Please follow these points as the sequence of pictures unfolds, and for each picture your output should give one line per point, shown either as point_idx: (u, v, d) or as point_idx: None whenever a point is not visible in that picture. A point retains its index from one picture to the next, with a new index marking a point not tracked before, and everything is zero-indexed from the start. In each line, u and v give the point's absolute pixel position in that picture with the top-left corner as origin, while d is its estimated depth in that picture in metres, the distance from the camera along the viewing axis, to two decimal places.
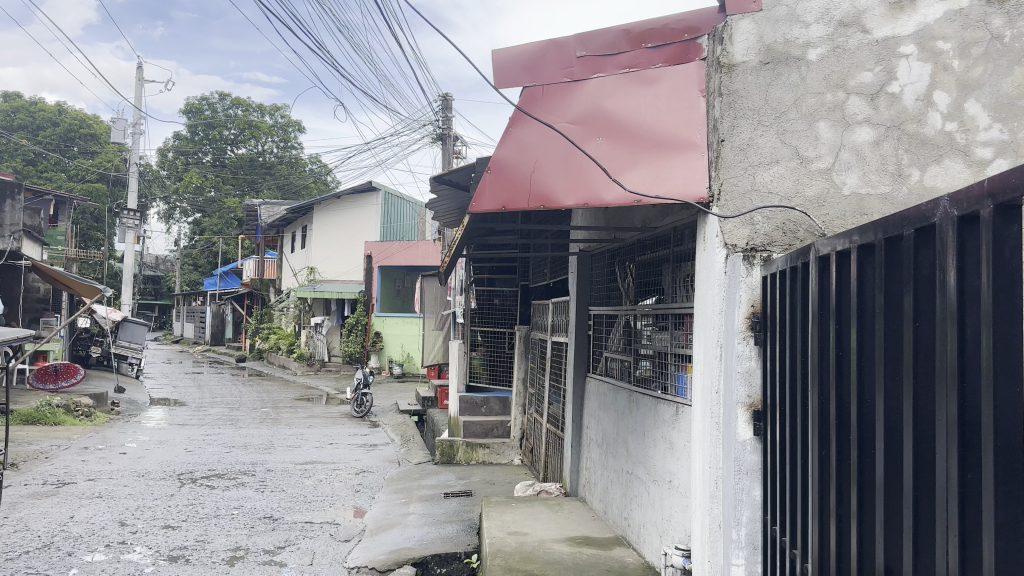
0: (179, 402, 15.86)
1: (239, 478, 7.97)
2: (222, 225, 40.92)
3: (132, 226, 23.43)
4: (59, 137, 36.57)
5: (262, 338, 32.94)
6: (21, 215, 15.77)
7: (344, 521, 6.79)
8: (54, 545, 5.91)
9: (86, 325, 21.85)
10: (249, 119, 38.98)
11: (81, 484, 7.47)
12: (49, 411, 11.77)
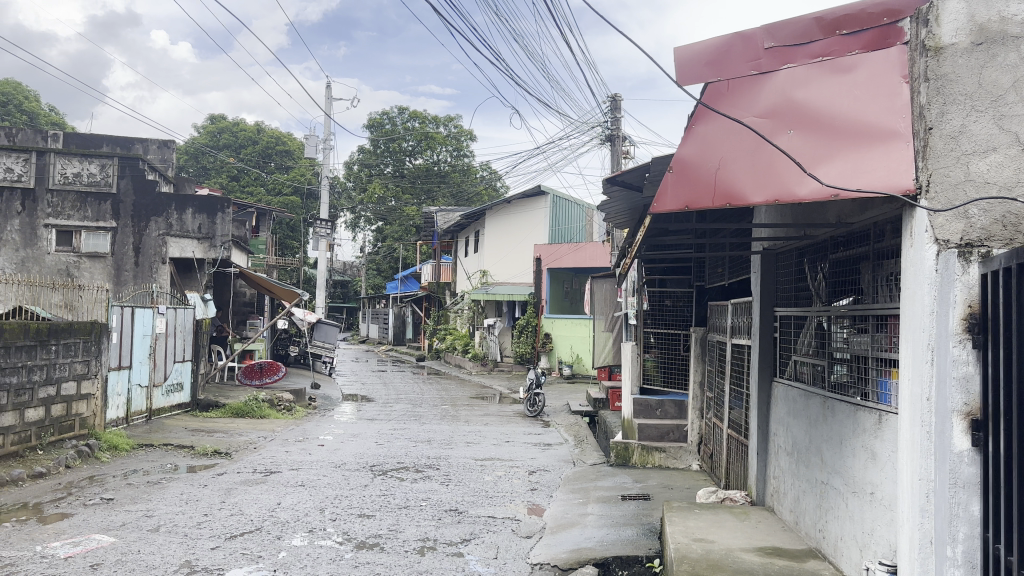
0: (367, 398, 16.87)
1: (425, 471, 8.34)
2: (403, 232, 43.00)
3: (324, 234, 25.11)
4: (259, 154, 39.86)
5: (440, 338, 34.49)
6: (229, 227, 17.19)
7: (524, 517, 6.94)
8: (264, 528, 6.43)
9: (284, 327, 23.68)
10: (424, 130, 40.73)
11: (286, 473, 8.09)
12: (257, 404, 12.86)
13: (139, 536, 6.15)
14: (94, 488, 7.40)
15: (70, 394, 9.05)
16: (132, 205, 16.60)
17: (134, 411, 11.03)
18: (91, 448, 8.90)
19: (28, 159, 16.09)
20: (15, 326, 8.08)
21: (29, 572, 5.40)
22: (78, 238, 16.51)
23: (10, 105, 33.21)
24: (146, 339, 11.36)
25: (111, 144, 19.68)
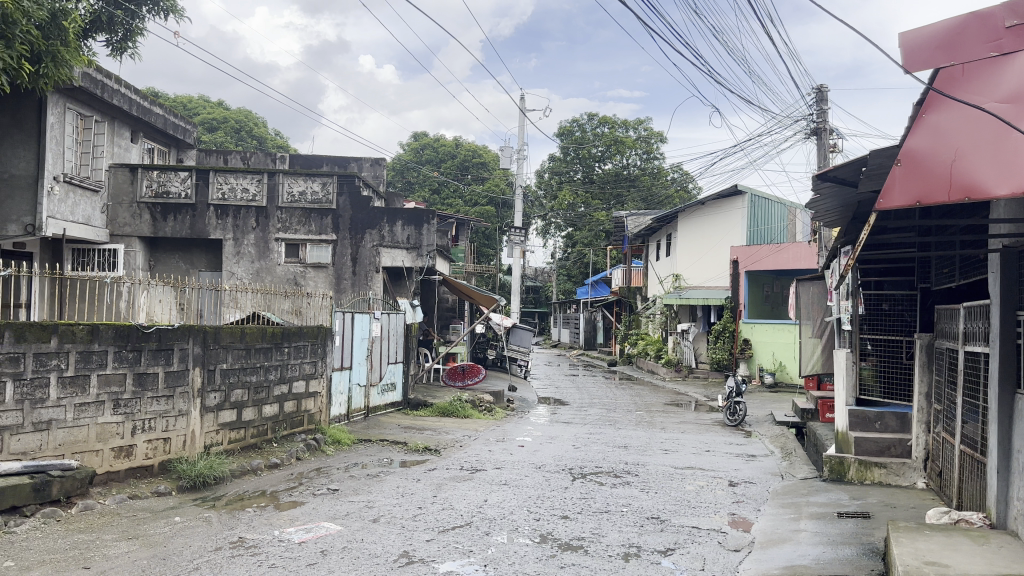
0: (561, 402, 17.15)
1: (625, 477, 8.34)
2: (593, 237, 43.31)
3: (519, 242, 25.98)
4: (457, 167, 41.63)
5: (632, 344, 34.48)
6: (435, 237, 17.45)
7: (730, 530, 6.73)
8: (473, 524, 6.68)
9: (482, 332, 24.53)
10: (614, 134, 41.23)
11: (491, 471, 8.39)
12: (461, 404, 13.41)
13: (361, 525, 6.60)
14: (321, 479, 8.06)
15: (300, 393, 10.20)
16: (350, 219, 17.08)
17: (354, 408, 11.95)
18: (318, 442, 9.85)
19: (261, 179, 16.79)
20: (254, 331, 9.19)
21: (269, 555, 5.94)
22: (304, 249, 17.04)
23: (244, 131, 36.72)
24: (363, 342, 12.23)
25: (330, 164, 21.31)
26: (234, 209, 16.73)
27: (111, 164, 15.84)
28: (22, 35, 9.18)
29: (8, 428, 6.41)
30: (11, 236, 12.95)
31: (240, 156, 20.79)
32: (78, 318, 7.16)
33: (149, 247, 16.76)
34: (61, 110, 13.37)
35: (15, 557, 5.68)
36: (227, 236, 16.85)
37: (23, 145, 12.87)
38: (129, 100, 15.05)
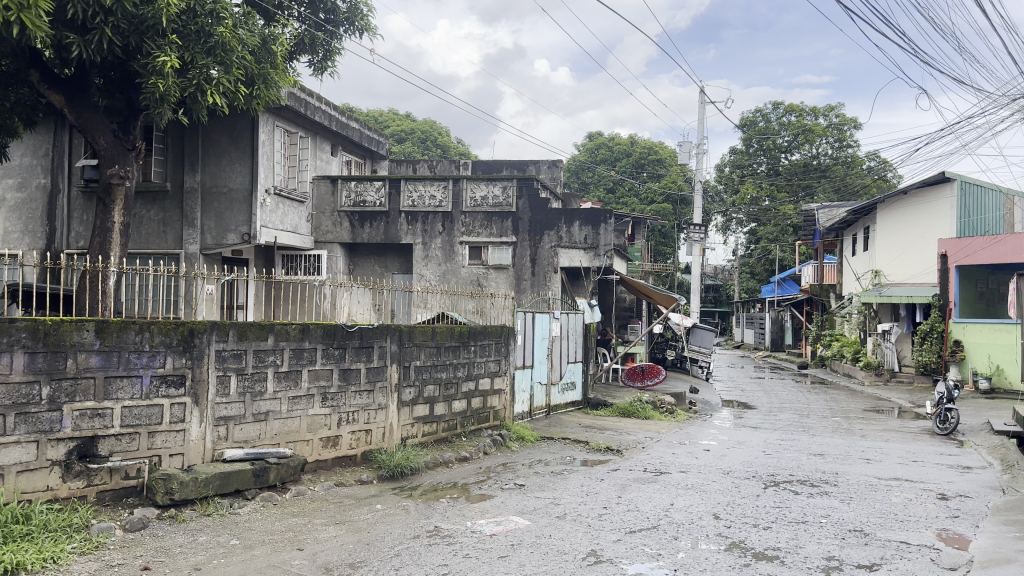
0: (749, 405, 16.57)
1: (821, 486, 7.92)
2: (778, 232, 41.51)
3: (698, 239, 25.24)
4: (633, 165, 41.08)
5: (826, 346, 32.74)
6: (613, 236, 16.89)
7: (944, 547, 6.19)
8: (660, 527, 6.59)
9: (661, 332, 24.10)
10: (802, 122, 39.84)
11: (676, 475, 8.27)
12: (641, 405, 13.23)
13: (549, 521, 6.70)
14: (508, 474, 8.28)
15: (486, 390, 10.58)
16: (529, 221, 17.13)
17: (536, 406, 12.22)
18: (504, 438, 10.16)
19: (447, 186, 17.27)
20: (444, 329, 9.63)
21: (463, 545, 6.16)
22: (487, 252, 17.32)
23: (429, 141, 38.57)
24: (544, 341, 12.46)
25: (510, 168, 21.80)
26: (422, 215, 17.35)
27: (314, 175, 17.13)
28: (238, 59, 9.90)
29: (234, 417, 7.26)
30: (229, 244, 14.19)
31: (427, 165, 21.67)
32: (291, 318, 7.86)
33: (348, 251, 17.71)
34: (270, 128, 14.53)
35: (239, 536, 6.31)
36: (417, 241, 17.49)
37: (239, 161, 14.18)
38: (328, 116, 16.24)
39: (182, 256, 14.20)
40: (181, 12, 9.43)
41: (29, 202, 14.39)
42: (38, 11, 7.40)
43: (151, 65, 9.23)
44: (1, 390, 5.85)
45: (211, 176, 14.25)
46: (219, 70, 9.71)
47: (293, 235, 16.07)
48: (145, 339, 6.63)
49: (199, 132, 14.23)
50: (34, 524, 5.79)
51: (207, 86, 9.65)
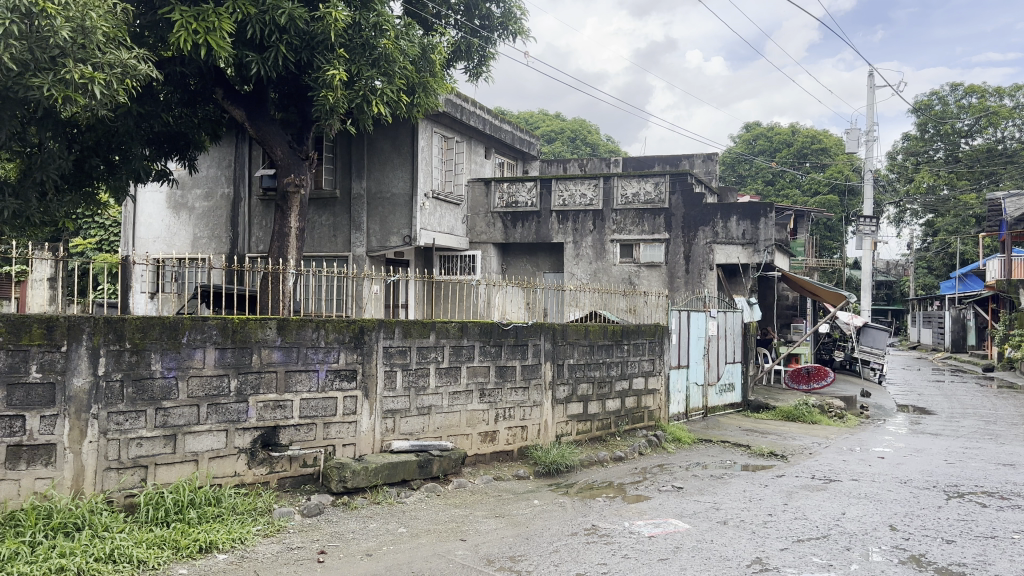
0: (927, 411, 15.46)
1: (1014, 500, 7.25)
2: (957, 224, 38.39)
3: (868, 231, 23.95)
4: (795, 155, 39.38)
5: (1015, 347, 29.97)
6: (774, 231, 16.00)
7: None
8: (831, 537, 6.27)
9: (827, 332, 22.82)
10: (985, 105, 37.25)
11: (847, 483, 7.85)
12: (808, 410, 12.68)
13: (710, 526, 6.55)
14: (664, 476, 8.17)
15: (641, 389, 10.51)
16: (682, 217, 16.53)
17: (693, 407, 12.05)
18: (660, 439, 10.05)
19: (597, 183, 16.97)
20: (597, 328, 9.65)
21: (622, 545, 6.12)
22: (638, 249, 16.89)
23: (579, 139, 38.76)
24: (700, 340, 12.22)
25: (661, 164, 21.44)
26: (574, 214, 17.08)
27: (469, 178, 17.33)
28: (401, 69, 9.40)
29: (399, 410, 7.64)
30: (392, 246, 14.61)
31: (578, 163, 21.26)
32: (449, 316, 8.18)
33: (501, 253, 17.73)
34: (429, 135, 14.92)
35: (406, 524, 6.60)
36: (568, 239, 17.26)
37: (401, 168, 14.64)
38: (482, 120, 16.61)
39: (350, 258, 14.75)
40: (347, 26, 8.99)
41: (216, 211, 15.23)
42: (224, 33, 7.99)
43: (321, 79, 8.80)
44: (196, 383, 6.52)
45: (376, 183, 14.80)
46: (383, 81, 9.21)
47: (450, 236, 16.39)
48: (321, 335, 7.11)
49: (365, 142, 14.82)
50: (224, 506, 6.40)
51: (372, 96, 9.15)
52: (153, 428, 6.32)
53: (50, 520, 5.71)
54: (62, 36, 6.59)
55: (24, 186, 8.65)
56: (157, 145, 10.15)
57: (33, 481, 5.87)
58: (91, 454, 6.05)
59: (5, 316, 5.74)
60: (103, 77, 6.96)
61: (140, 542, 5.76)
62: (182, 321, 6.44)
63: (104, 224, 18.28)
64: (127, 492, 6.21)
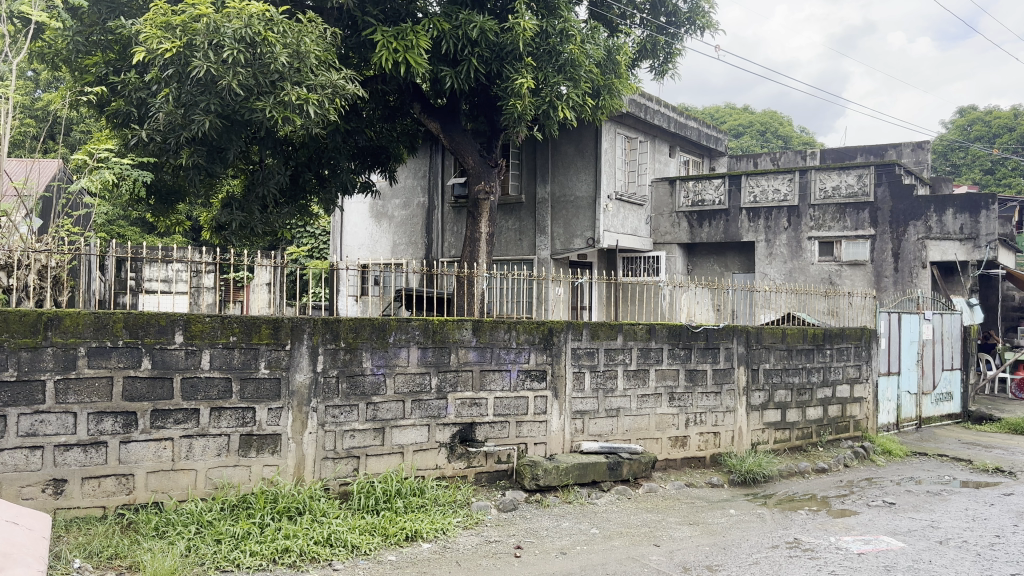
0: None
1: None
2: None
3: None
4: (1018, 141, 35.31)
5: None
6: (999, 224, 13.23)
7: None
8: None
9: None
10: None
11: None
12: None
13: (928, 546, 6.04)
14: (873, 490, 7.74)
15: (845, 397, 10.04)
16: (890, 212, 13.96)
17: (904, 417, 11.24)
18: (867, 450, 9.52)
19: (793, 176, 14.62)
20: (795, 331, 9.33)
21: (829, 562, 5.77)
22: (839, 248, 14.45)
23: (770, 131, 34.98)
24: (912, 346, 11.36)
25: (863, 155, 20.03)
26: (766, 210, 14.84)
27: (653, 178, 15.58)
28: (586, 74, 9.11)
29: (589, 412, 7.82)
30: (576, 250, 13.23)
31: (771, 158, 18.51)
32: (636, 319, 8.23)
33: (686, 253, 15.78)
34: (612, 136, 13.38)
35: (599, 525, 6.67)
36: (759, 238, 15.02)
37: (584, 172, 13.24)
38: (666, 117, 14.98)
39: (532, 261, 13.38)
40: (534, 34, 8.89)
41: (413, 218, 14.77)
42: (421, 49, 8.33)
43: (509, 88, 8.79)
44: (402, 380, 7.05)
45: (559, 185, 13.52)
46: (569, 86, 8.91)
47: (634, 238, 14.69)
48: (512, 337, 7.45)
49: (548, 144, 13.57)
50: (427, 497, 6.80)
51: (558, 102, 8.94)
52: (364, 421, 6.89)
53: (276, 504, 6.28)
54: (280, 61, 7.18)
55: (247, 200, 9.63)
56: (361, 158, 10.55)
57: (262, 468, 6.51)
58: (310, 444, 6.67)
59: (239, 318, 6.43)
60: (316, 97, 7.43)
61: (353, 528, 6.19)
62: (389, 323, 6.99)
63: (316, 232, 18.85)
64: (341, 480, 6.78)
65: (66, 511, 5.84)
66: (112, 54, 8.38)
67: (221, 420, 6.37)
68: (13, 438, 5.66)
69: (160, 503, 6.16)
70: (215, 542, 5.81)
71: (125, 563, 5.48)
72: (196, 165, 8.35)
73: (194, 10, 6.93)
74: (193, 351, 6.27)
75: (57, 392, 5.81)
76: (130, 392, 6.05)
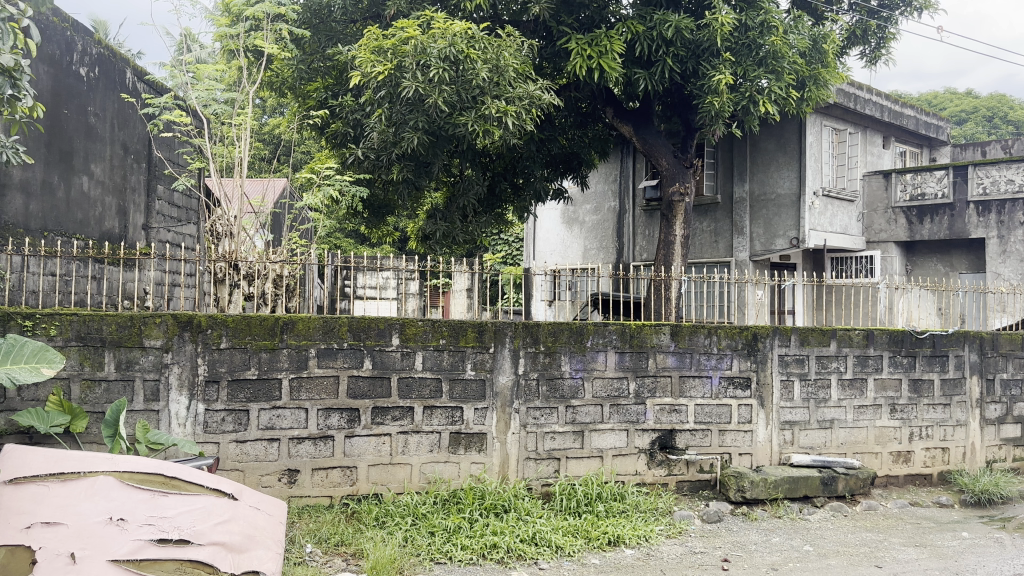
0: None
1: None
2: None
3: None
4: None
5: None
6: None
7: None
8: None
9: None
10: None
11: None
12: None
13: None
14: None
15: None
16: None
17: None
18: None
19: None
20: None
21: None
22: None
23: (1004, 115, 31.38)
24: None
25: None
26: (997, 205, 11.77)
27: (863, 172, 13.21)
28: (790, 65, 8.69)
29: (799, 422, 7.47)
30: (779, 251, 12.18)
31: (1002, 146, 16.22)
32: (852, 324, 7.84)
33: (905, 248, 13.14)
34: (818, 129, 12.17)
35: (812, 543, 6.31)
36: (991, 235, 11.94)
37: (787, 166, 12.13)
38: (881, 106, 13.06)
39: (733, 262, 12.67)
40: (733, 28, 8.65)
41: (605, 223, 14.75)
42: (615, 54, 8.34)
43: (706, 85, 8.59)
44: (600, 384, 7.05)
45: (760, 184, 12.44)
46: (771, 79, 8.58)
47: (844, 237, 12.67)
48: (713, 342, 7.26)
49: (747, 142, 12.57)
50: (629, 503, 6.74)
51: (760, 96, 8.61)
52: (564, 424, 6.96)
53: (483, 500, 6.48)
54: (481, 76, 7.48)
55: (450, 210, 10.12)
56: (554, 165, 10.68)
57: (470, 465, 6.77)
58: (514, 444, 6.84)
59: (448, 322, 6.72)
60: (514, 109, 7.63)
61: (557, 529, 6.24)
62: (587, 327, 7.01)
63: (509, 239, 19.39)
64: (544, 481, 6.89)
65: (298, 499, 6.36)
66: (330, 80, 9.20)
67: (433, 417, 6.68)
68: (254, 430, 6.27)
69: (380, 495, 6.56)
70: (429, 534, 6.08)
71: (350, 550, 5.85)
72: (405, 179, 8.87)
73: (403, 34, 7.44)
74: (407, 352, 6.63)
75: (291, 389, 6.36)
76: (352, 390, 6.51)
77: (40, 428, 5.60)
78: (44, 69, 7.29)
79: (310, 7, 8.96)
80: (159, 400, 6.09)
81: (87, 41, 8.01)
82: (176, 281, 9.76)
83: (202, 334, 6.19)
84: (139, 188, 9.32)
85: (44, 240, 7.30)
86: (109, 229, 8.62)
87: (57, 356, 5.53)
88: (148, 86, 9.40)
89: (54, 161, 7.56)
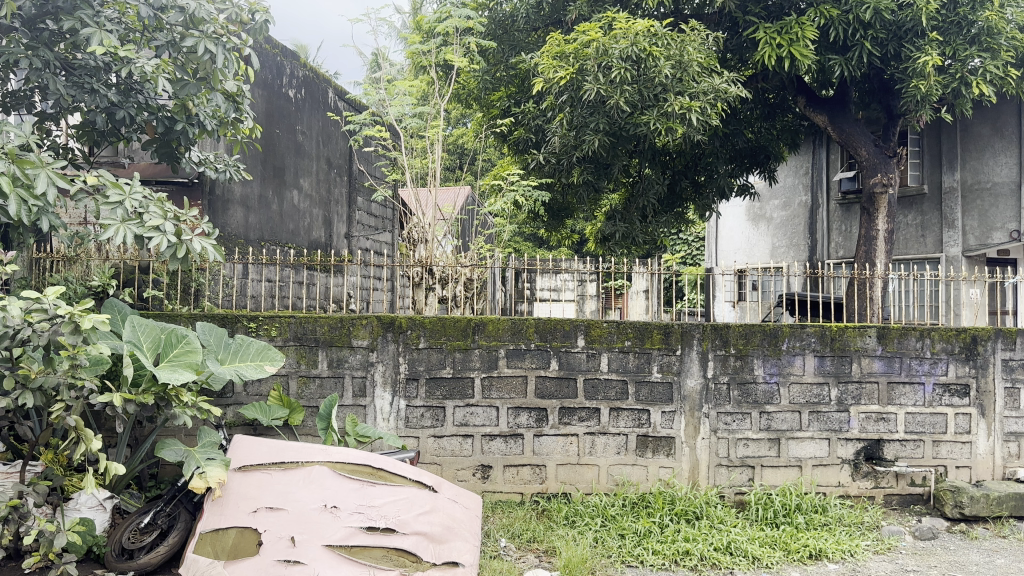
0: None
1: None
2: None
3: None
4: None
5: None
6: None
7: None
8: None
9: None
10: None
11: None
12: None
13: None
14: None
15: None
16: None
17: None
18: None
19: None
20: None
21: None
22: None
23: None
24: None
25: None
26: None
27: None
28: (1008, 41, 8.00)
29: None
30: (997, 245, 11.13)
31: None
32: None
33: None
34: None
35: None
36: None
37: (1006, 152, 11.08)
38: None
39: (941, 259, 11.76)
40: (941, 5, 8.05)
41: (794, 219, 14.14)
42: (806, 41, 7.94)
43: (910, 69, 8.02)
44: (798, 390, 6.74)
45: (973, 172, 11.40)
46: (986, 57, 7.89)
47: None
48: (926, 345, 6.84)
49: (956, 128, 11.57)
50: (831, 516, 6.38)
51: (973, 77, 7.92)
52: (758, 430, 6.70)
53: (674, 506, 6.36)
54: (664, 72, 7.38)
55: (629, 211, 10.09)
56: (738, 160, 10.35)
57: (658, 469, 6.67)
58: (704, 450, 6.67)
59: (633, 322, 6.68)
60: (699, 104, 7.40)
61: (753, 539, 6.00)
62: (782, 330, 6.74)
63: (689, 239, 19.00)
64: (737, 489, 6.68)
65: (491, 494, 6.55)
66: (513, 88, 9.53)
67: (620, 419, 6.66)
68: (450, 426, 6.51)
69: (568, 494, 6.62)
70: (619, 537, 6.04)
71: (542, 547, 5.91)
72: (585, 182, 8.97)
73: (585, 37, 7.53)
74: (593, 354, 6.65)
75: (483, 387, 6.56)
76: (541, 390, 6.61)
77: (264, 421, 6.11)
78: (259, 92, 8.03)
79: (495, 19, 9.33)
80: (365, 396, 6.49)
81: (294, 65, 8.76)
82: (377, 285, 10.65)
83: (403, 334, 6.52)
84: (340, 201, 10.08)
85: (261, 248, 8.05)
86: (316, 239, 9.43)
87: (277, 354, 5.98)
88: (347, 104, 10.19)
89: (269, 178, 8.34)
